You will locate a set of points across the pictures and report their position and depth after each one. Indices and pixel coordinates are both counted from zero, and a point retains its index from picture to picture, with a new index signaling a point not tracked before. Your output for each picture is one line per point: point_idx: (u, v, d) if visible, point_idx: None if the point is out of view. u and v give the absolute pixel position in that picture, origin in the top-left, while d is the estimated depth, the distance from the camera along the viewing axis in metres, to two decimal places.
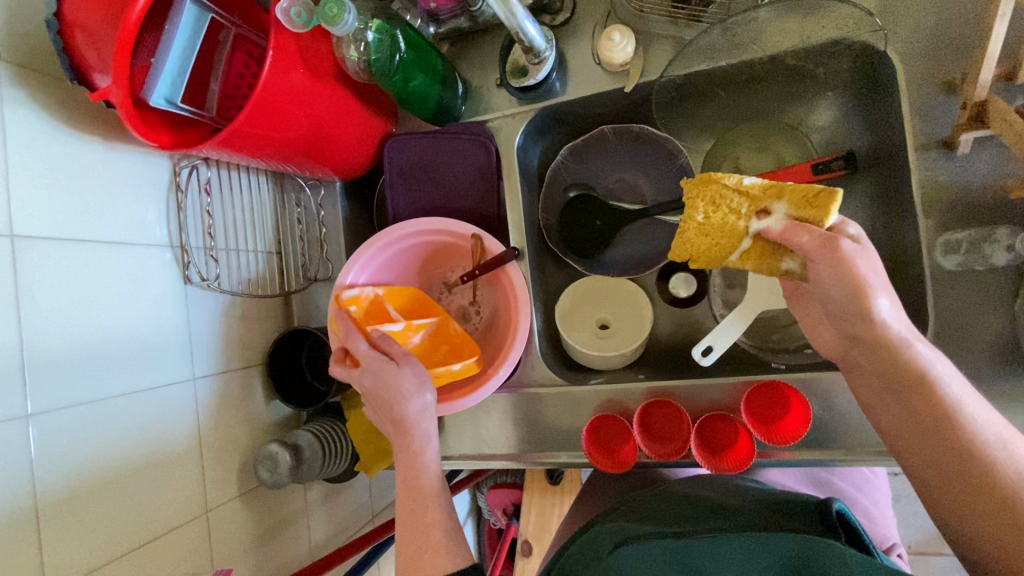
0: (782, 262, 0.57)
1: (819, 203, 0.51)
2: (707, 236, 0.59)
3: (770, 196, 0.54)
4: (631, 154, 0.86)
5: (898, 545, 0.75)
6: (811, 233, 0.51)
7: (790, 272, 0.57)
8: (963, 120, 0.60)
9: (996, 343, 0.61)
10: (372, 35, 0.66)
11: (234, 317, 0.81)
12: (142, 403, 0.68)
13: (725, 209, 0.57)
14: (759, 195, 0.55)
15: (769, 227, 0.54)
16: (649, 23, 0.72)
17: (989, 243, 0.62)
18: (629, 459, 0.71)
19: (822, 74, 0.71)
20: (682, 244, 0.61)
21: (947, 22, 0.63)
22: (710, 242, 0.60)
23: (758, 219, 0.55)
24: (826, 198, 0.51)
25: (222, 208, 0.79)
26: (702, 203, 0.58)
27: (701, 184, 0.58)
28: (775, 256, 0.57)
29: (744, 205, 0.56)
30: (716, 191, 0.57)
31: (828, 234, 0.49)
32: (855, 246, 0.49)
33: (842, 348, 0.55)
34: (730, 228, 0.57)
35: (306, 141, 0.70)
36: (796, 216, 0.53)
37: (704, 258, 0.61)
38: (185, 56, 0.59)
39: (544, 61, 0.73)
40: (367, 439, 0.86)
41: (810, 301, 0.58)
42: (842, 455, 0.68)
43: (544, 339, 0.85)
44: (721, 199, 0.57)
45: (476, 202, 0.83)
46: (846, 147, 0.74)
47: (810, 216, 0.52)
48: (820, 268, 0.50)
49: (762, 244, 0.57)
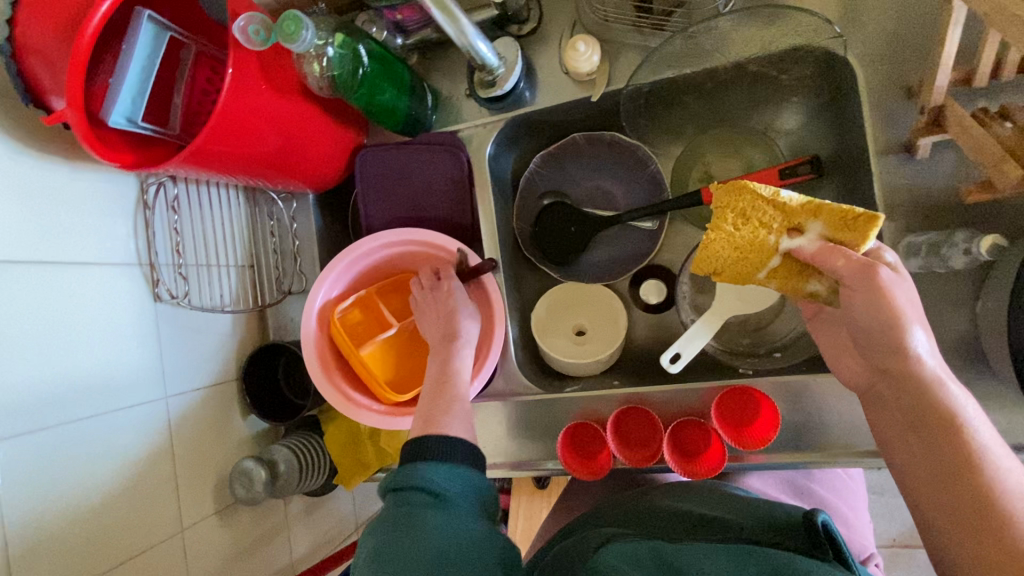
0: (808, 283, 0.58)
1: (856, 227, 0.52)
2: (735, 249, 0.60)
3: (804, 213, 0.54)
4: (604, 161, 0.86)
5: (876, 555, 0.76)
6: (847, 258, 0.51)
7: (815, 294, 0.58)
8: (922, 124, 0.60)
9: (960, 344, 0.62)
10: (334, 50, 0.66)
11: (207, 333, 0.81)
12: (113, 424, 0.67)
13: (755, 222, 0.57)
14: (795, 210, 0.55)
15: (801, 245, 0.55)
16: (613, 32, 0.72)
17: (947, 246, 0.60)
18: (601, 467, 0.71)
19: (786, 80, 0.72)
20: (707, 257, 0.62)
21: (904, 27, 0.64)
22: (737, 254, 0.60)
23: (790, 236, 0.56)
24: (867, 222, 0.52)
25: (192, 223, 0.79)
26: (733, 214, 0.58)
27: (734, 194, 0.57)
28: (802, 276, 0.58)
29: (777, 220, 0.56)
30: (749, 202, 0.57)
31: (867, 261, 0.50)
32: (893, 276, 0.49)
33: (872, 380, 0.55)
34: (759, 243, 0.58)
35: (272, 156, 0.69)
36: (830, 237, 0.54)
37: (730, 272, 0.63)
38: (145, 75, 0.59)
39: (499, 78, 0.73)
40: (345, 451, 0.86)
41: (837, 326, 0.60)
42: (814, 458, 0.69)
43: (520, 348, 0.86)
44: (751, 212, 0.57)
45: (449, 212, 0.83)
46: (813, 151, 0.75)
47: (846, 239, 0.53)
48: (854, 293, 0.51)
49: (790, 262, 0.58)
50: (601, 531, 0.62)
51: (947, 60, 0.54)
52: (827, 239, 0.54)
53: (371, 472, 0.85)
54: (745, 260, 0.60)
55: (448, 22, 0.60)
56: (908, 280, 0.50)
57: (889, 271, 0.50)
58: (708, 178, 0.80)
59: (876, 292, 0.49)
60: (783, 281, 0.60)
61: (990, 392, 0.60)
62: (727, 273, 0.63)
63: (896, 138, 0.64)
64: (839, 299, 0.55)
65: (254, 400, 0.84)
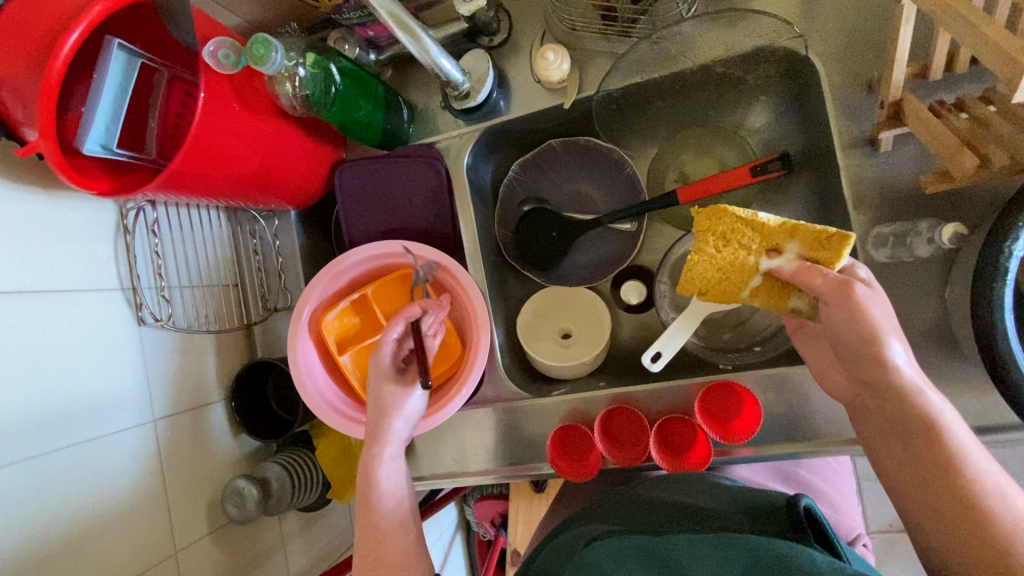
0: (789, 300, 0.59)
1: (830, 246, 0.54)
2: (718, 270, 0.60)
3: (782, 233, 0.56)
4: (581, 166, 0.87)
5: (863, 535, 0.78)
6: (824, 276, 0.52)
7: (797, 310, 0.59)
8: (884, 118, 0.61)
9: (932, 330, 0.63)
10: (305, 70, 0.66)
11: (193, 355, 0.81)
12: (102, 450, 0.67)
13: (736, 244, 0.58)
14: (772, 231, 0.56)
15: (780, 266, 0.56)
16: (582, 39, 0.74)
17: (912, 236, 0.64)
18: (593, 468, 0.71)
19: (752, 80, 0.74)
20: (691, 279, 0.62)
21: (862, 25, 0.65)
22: (720, 275, 0.61)
23: (769, 256, 0.57)
24: (839, 241, 0.53)
25: (173, 246, 0.79)
26: (714, 236, 0.59)
27: (714, 217, 0.58)
28: (782, 294, 0.59)
29: (756, 240, 0.57)
30: (729, 224, 0.58)
31: (843, 279, 0.50)
32: (867, 291, 0.50)
33: (853, 391, 0.57)
34: (740, 263, 0.58)
35: (251, 175, 0.70)
36: (808, 256, 0.55)
37: (713, 293, 0.63)
38: (117, 102, 0.59)
39: (465, 93, 0.74)
40: (338, 464, 0.86)
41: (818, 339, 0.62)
42: (799, 448, 0.70)
43: (506, 353, 0.86)
44: (731, 234, 0.58)
45: (430, 222, 0.84)
46: (782, 147, 0.77)
47: (822, 258, 0.54)
48: (833, 311, 0.51)
49: (770, 281, 0.59)
50: (593, 527, 0.63)
51: (902, 56, 0.56)
52: (804, 257, 0.55)
53: None
54: (727, 280, 0.61)
55: (410, 40, 0.61)
56: (882, 293, 0.51)
57: (865, 287, 0.51)
58: (683, 178, 0.81)
59: (853, 307, 0.49)
60: (766, 299, 0.60)
61: (964, 375, 0.62)
62: (709, 294, 0.64)
63: (860, 132, 0.66)
64: (821, 316, 0.56)
65: (244, 419, 0.84)
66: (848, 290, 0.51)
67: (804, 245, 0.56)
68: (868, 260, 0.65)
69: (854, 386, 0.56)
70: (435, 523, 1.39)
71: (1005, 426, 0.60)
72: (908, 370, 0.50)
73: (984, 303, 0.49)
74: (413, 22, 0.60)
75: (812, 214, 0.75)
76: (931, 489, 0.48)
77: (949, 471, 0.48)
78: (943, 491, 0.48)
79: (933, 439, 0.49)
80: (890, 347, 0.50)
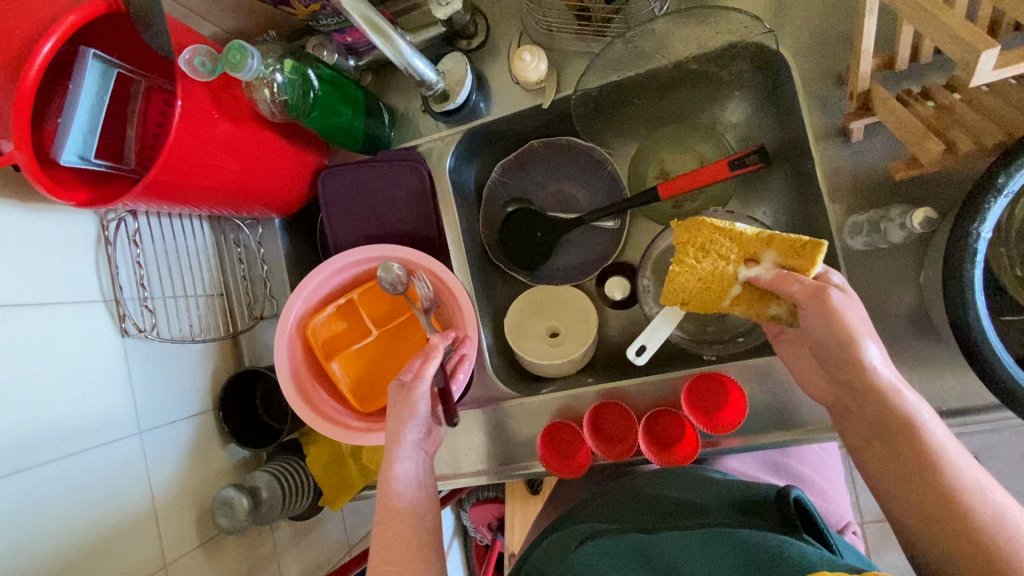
0: (770, 307, 0.61)
1: (805, 253, 0.55)
2: (699, 279, 0.62)
3: (758, 243, 0.58)
4: (563, 166, 0.88)
5: (852, 522, 0.80)
6: (801, 283, 0.54)
7: (778, 318, 0.61)
8: (853, 109, 0.62)
9: (910, 314, 0.65)
10: (283, 77, 0.67)
11: (180, 365, 0.80)
12: (88, 465, 0.67)
13: (714, 254, 0.61)
14: (749, 241, 0.59)
15: (758, 275, 0.59)
16: (558, 40, 0.75)
17: (886, 222, 0.64)
18: (582, 465, 0.72)
19: (726, 76, 0.75)
20: (672, 290, 0.64)
21: (831, 18, 0.67)
22: (702, 284, 0.63)
23: (747, 266, 0.59)
24: (812, 249, 0.55)
25: (155, 256, 0.78)
26: (693, 248, 0.62)
27: (693, 229, 0.61)
28: (762, 302, 0.61)
29: (733, 250, 0.60)
30: (707, 236, 0.61)
31: (818, 285, 0.53)
32: (842, 296, 0.53)
33: (835, 395, 0.58)
34: (720, 274, 0.61)
35: (232, 183, 0.70)
36: (785, 264, 0.57)
37: (697, 302, 0.65)
38: (94, 113, 0.59)
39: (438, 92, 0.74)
40: (328, 471, 0.85)
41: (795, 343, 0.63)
42: (786, 437, 0.70)
43: (495, 353, 0.87)
44: (710, 245, 0.61)
45: (415, 225, 0.84)
46: (759, 141, 0.78)
47: (798, 266, 0.56)
48: (810, 315, 0.53)
49: (750, 290, 0.61)
50: (586, 526, 0.64)
51: (868, 47, 0.57)
52: (781, 266, 0.57)
53: (356, 491, 0.85)
54: (709, 290, 0.63)
55: (383, 43, 0.62)
56: (855, 298, 0.54)
57: (839, 291, 0.53)
58: (663, 174, 0.82)
59: (829, 311, 0.52)
60: (746, 307, 0.63)
61: (941, 358, 0.63)
62: (693, 304, 0.65)
63: (833, 124, 0.67)
64: (799, 322, 0.57)
65: (232, 429, 0.84)
66: (821, 296, 0.53)
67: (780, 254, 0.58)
68: (845, 248, 0.67)
69: (835, 388, 0.57)
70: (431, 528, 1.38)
71: (982, 406, 0.61)
72: (885, 369, 0.51)
73: (954, 285, 0.51)
74: (388, 26, 0.61)
75: (790, 206, 0.77)
76: (911, 468, 0.49)
77: (927, 450, 0.49)
78: (922, 470, 0.48)
79: (910, 420, 0.50)
80: (867, 347, 0.51)
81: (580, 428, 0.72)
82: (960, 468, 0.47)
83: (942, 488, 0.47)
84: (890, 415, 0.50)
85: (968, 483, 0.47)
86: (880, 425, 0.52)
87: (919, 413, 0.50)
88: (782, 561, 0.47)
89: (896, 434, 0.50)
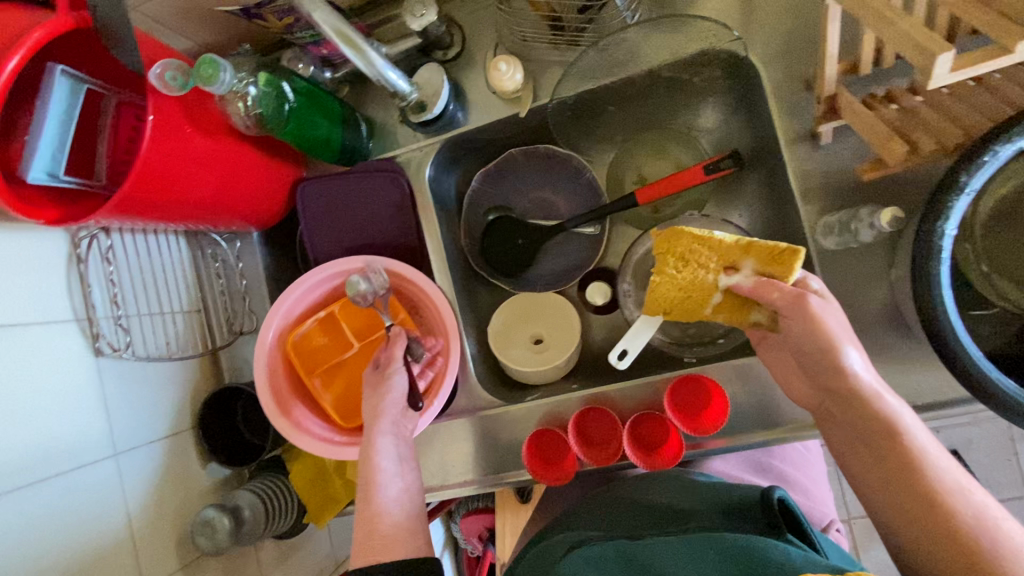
0: (750, 314, 0.61)
1: (783, 260, 0.57)
2: (680, 288, 0.62)
3: (737, 251, 0.59)
4: (542, 173, 0.89)
5: (836, 520, 0.81)
6: (781, 290, 0.56)
7: (759, 325, 0.61)
8: (821, 112, 0.64)
9: (884, 311, 0.66)
10: (256, 89, 0.67)
11: (157, 385, 0.79)
12: (61, 490, 0.65)
13: (694, 263, 0.61)
14: (729, 248, 0.59)
15: (738, 282, 0.59)
16: (533, 50, 0.75)
17: (855, 223, 0.64)
18: (569, 471, 0.72)
19: (698, 82, 0.77)
20: (654, 298, 0.64)
21: (798, 25, 0.68)
22: (682, 293, 0.62)
23: (726, 274, 0.60)
24: (790, 256, 0.56)
25: (129, 273, 0.77)
26: (673, 257, 0.62)
27: (674, 238, 0.61)
28: (743, 309, 0.61)
29: (713, 259, 0.60)
30: (686, 245, 0.61)
31: (798, 292, 0.54)
32: (822, 302, 0.54)
33: (818, 401, 0.58)
34: (700, 282, 0.61)
35: (207, 197, 0.69)
36: (763, 272, 0.58)
37: (678, 310, 0.64)
38: (63, 130, 0.58)
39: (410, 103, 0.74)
40: (313, 487, 0.84)
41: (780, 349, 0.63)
42: (770, 436, 0.71)
43: (479, 362, 0.86)
44: (690, 254, 0.61)
45: (395, 235, 0.84)
46: (733, 145, 0.79)
47: (776, 272, 0.57)
48: (794, 323, 0.55)
49: (731, 298, 0.61)
50: (574, 532, 0.64)
51: (832, 53, 0.59)
52: (760, 273, 0.58)
53: (342, 506, 0.84)
54: (690, 299, 0.63)
55: (356, 55, 0.62)
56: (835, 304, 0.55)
57: (818, 298, 0.54)
58: (642, 180, 0.83)
59: (810, 318, 0.53)
60: (729, 315, 0.62)
61: (914, 352, 0.65)
62: (675, 312, 0.65)
63: (802, 127, 0.69)
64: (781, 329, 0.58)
65: (212, 448, 0.82)
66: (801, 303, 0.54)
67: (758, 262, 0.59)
68: (819, 249, 0.68)
69: (817, 394, 0.58)
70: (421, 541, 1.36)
71: (956, 398, 0.63)
72: (867, 374, 0.53)
73: (923, 281, 0.52)
74: (361, 39, 0.61)
75: (765, 208, 0.78)
76: (892, 466, 0.50)
77: (900, 445, 0.50)
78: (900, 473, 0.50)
79: (894, 424, 0.51)
80: (847, 354, 0.53)
81: (566, 435, 0.72)
82: (935, 465, 0.49)
83: (920, 485, 0.48)
84: (867, 421, 0.52)
85: (950, 483, 0.48)
86: (859, 425, 0.53)
87: (903, 421, 0.51)
88: (766, 560, 0.47)
89: (875, 431, 0.51)
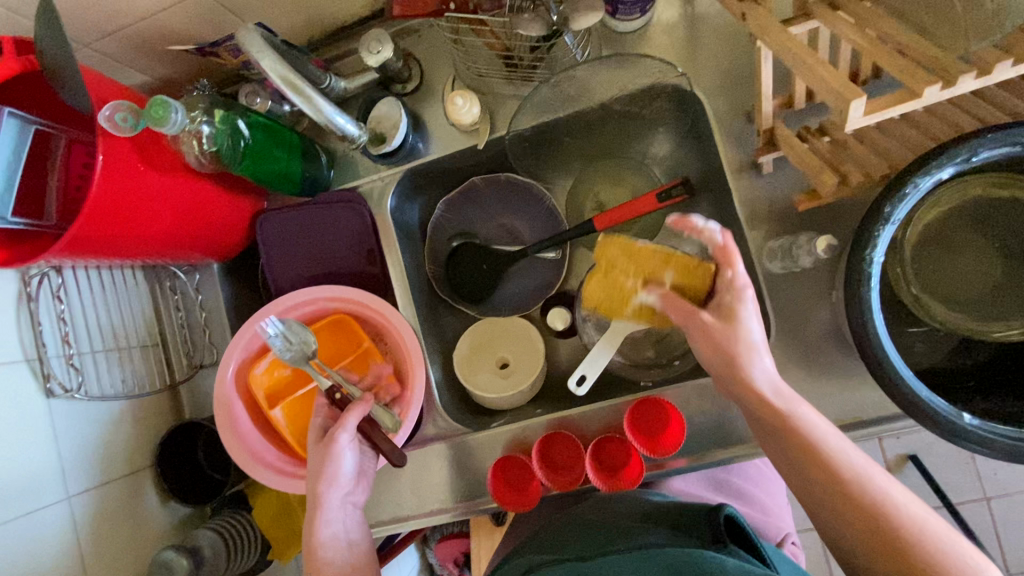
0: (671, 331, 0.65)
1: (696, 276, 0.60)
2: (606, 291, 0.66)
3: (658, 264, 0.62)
4: (504, 200, 0.91)
5: (790, 534, 0.83)
6: (678, 308, 0.58)
7: None
8: (761, 144, 0.67)
9: (828, 331, 0.69)
10: (211, 127, 0.67)
11: (112, 423, 0.77)
12: (9, 538, 0.63)
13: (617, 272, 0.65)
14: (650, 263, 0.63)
15: (652, 299, 0.62)
16: (490, 84, 0.78)
17: (796, 249, 0.69)
18: (533, 497, 0.73)
19: (649, 114, 0.80)
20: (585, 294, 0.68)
21: (739, 61, 0.72)
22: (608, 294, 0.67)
23: (646, 290, 0.63)
24: (703, 270, 0.59)
25: (83, 310, 0.75)
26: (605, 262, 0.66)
27: (612, 243, 0.66)
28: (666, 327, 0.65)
29: (632, 269, 0.64)
30: (619, 250, 0.65)
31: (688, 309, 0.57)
32: (713, 319, 0.55)
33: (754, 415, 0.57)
34: (621, 288, 0.65)
35: (162, 233, 0.69)
36: (679, 285, 0.61)
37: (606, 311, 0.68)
38: (11, 171, 0.58)
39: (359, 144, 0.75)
40: (277, 523, 0.83)
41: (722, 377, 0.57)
42: (729, 454, 0.73)
43: (445, 389, 0.87)
44: (614, 265, 0.65)
45: (358, 264, 0.84)
46: (684, 172, 0.83)
47: (687, 288, 0.60)
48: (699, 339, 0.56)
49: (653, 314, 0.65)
50: (531, 558, 0.64)
51: (767, 90, 0.63)
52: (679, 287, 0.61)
53: None
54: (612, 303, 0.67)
55: (303, 102, 0.63)
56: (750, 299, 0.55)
57: (707, 314, 0.56)
58: (599, 206, 0.86)
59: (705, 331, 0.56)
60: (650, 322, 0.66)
61: (859, 369, 0.68)
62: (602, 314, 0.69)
63: (746, 157, 0.72)
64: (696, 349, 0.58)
65: (172, 486, 0.80)
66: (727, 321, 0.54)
67: (677, 276, 0.61)
68: (766, 272, 0.71)
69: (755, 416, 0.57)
70: (397, 569, 1.34)
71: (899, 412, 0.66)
72: (772, 384, 0.54)
73: (855, 305, 0.55)
74: (307, 86, 0.62)
75: None
76: None
77: (819, 461, 0.51)
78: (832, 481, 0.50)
79: (819, 436, 0.52)
80: (755, 362, 0.54)
81: (529, 460, 0.72)
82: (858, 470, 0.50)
83: (852, 493, 0.50)
84: (790, 437, 0.53)
85: None
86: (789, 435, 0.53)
87: (824, 441, 0.51)
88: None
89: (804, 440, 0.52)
